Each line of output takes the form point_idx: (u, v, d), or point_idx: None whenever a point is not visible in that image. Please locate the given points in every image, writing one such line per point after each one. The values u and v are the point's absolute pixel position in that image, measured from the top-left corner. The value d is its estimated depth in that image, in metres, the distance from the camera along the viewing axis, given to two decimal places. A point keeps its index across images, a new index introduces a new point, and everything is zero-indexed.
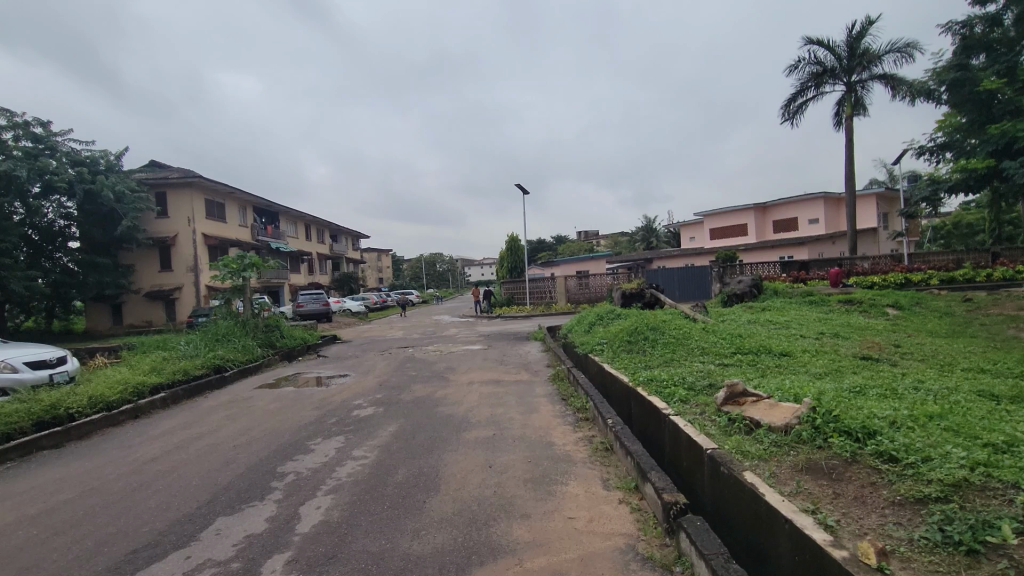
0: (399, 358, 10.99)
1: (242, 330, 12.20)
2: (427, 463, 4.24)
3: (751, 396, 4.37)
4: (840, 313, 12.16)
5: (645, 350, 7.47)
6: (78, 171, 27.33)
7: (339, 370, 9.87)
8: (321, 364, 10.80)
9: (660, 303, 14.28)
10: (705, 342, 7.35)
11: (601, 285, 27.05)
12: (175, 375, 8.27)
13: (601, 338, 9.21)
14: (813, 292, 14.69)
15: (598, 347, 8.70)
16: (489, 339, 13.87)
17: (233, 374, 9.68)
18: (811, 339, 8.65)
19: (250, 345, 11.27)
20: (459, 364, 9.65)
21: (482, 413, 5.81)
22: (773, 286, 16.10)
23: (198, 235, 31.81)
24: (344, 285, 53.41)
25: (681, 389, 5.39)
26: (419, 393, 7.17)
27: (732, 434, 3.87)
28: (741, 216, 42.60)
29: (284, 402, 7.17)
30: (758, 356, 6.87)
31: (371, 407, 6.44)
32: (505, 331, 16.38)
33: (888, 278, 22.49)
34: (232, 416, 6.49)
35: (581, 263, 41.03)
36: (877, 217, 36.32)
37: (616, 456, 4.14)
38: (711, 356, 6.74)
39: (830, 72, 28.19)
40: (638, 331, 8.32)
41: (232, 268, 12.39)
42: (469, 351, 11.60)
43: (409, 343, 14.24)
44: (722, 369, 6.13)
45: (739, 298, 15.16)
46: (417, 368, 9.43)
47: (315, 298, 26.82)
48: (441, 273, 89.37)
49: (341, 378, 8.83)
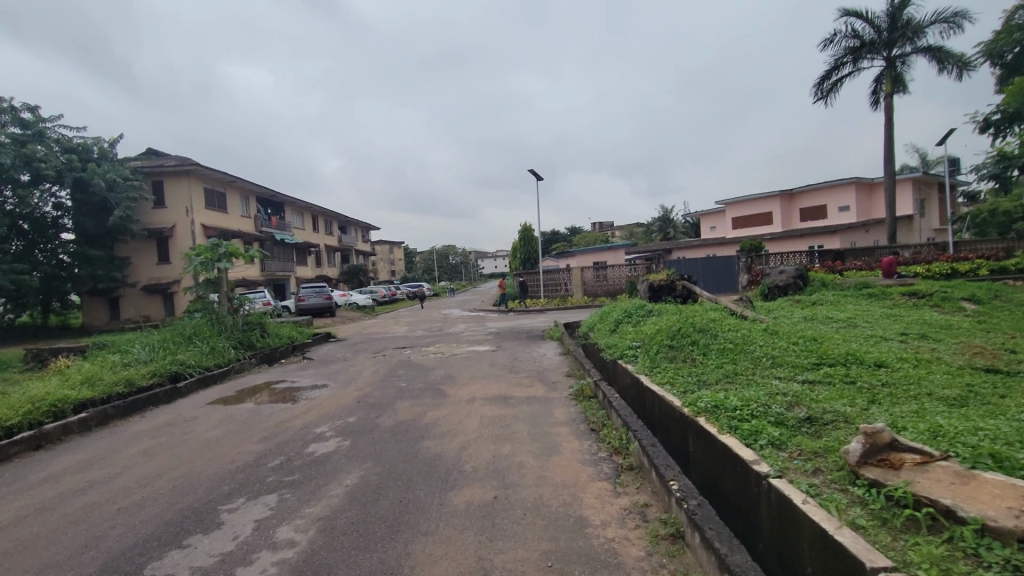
0: (393, 362, 9.40)
1: (216, 329, 10.68)
2: (380, 564, 2.60)
3: (909, 453, 2.68)
4: (908, 308, 10.34)
5: (694, 361, 5.79)
6: (68, 159, 26.34)
7: (318, 378, 8.26)
8: (301, 369, 9.27)
9: (694, 296, 12.59)
10: (773, 349, 5.68)
11: (620, 276, 25.32)
12: (110, 390, 6.78)
13: (633, 340, 7.50)
14: (867, 284, 12.85)
15: (631, 354, 7.00)
16: (498, 338, 12.23)
17: (191, 383, 8.17)
18: (899, 343, 6.89)
19: (220, 347, 9.76)
20: (462, 372, 8.02)
21: (480, 454, 4.14)
22: (820, 277, 14.28)
23: (197, 226, 30.46)
24: (353, 278, 52.04)
25: (766, 424, 3.71)
26: (404, 415, 5.55)
27: (909, 537, 2.19)
28: (765, 204, 40.49)
29: (230, 428, 5.58)
30: (849, 368, 5.16)
31: (334, 440, 4.80)
32: (517, 328, 14.78)
33: (933, 269, 20.49)
34: (154, 450, 4.93)
35: (597, 254, 39.33)
36: (912, 204, 34.10)
37: (694, 559, 2.48)
38: (788, 372, 5.03)
39: (868, 46, 26.22)
40: (682, 332, 6.64)
41: (205, 258, 10.97)
42: (475, 353, 9.98)
43: (409, 342, 12.66)
44: (812, 392, 4.42)
45: (781, 291, 13.40)
46: (410, 377, 7.83)
47: (316, 291, 25.43)
48: (453, 265, 87.77)
49: (316, 391, 7.21)
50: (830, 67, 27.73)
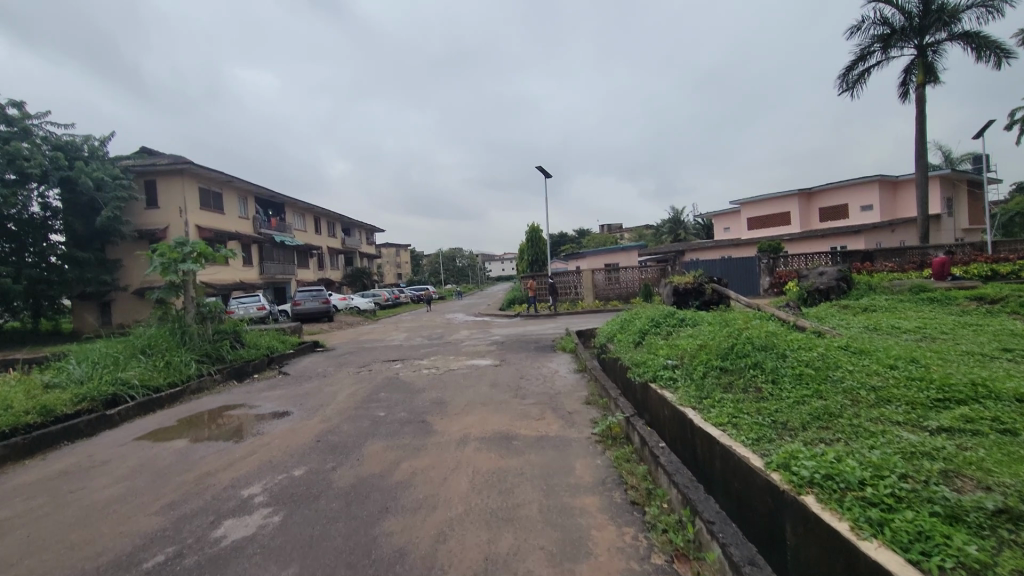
0: (377, 380, 7.94)
1: (179, 341, 9.30)
2: None
3: None
4: (983, 315, 8.82)
5: (761, 391, 4.36)
6: (55, 157, 25.19)
7: (284, 402, 6.80)
8: (268, 389, 7.83)
9: (725, 300, 11.07)
10: (870, 378, 4.18)
11: (633, 280, 23.80)
12: (13, 422, 5.36)
13: (668, 359, 6.04)
14: (923, 287, 11.29)
15: (668, 377, 5.54)
16: (504, 349, 10.77)
17: (133, 407, 6.78)
18: (1015, 363, 5.34)
19: (179, 362, 8.37)
20: (454, 395, 6.54)
21: (468, 554, 2.66)
22: (864, 280, 12.71)
23: (191, 227, 29.29)
24: (356, 281, 50.77)
25: (938, 522, 2.23)
26: (372, 466, 4.09)
27: None
28: (783, 203, 38.81)
29: (140, 481, 4.13)
30: (994, 406, 3.64)
31: (259, 513, 3.34)
32: (526, 335, 13.34)
33: (972, 270, 18.83)
34: (14, 521, 3.50)
35: (609, 256, 37.86)
36: (940, 202, 32.39)
37: None
38: (909, 414, 3.53)
39: (899, 33, 24.73)
40: (735, 349, 5.16)
41: (167, 258, 9.52)
42: (473, 368, 8.50)
43: (401, 354, 11.19)
44: (970, 452, 2.91)
45: (822, 295, 11.86)
46: (393, 401, 6.37)
47: (314, 295, 24.18)
48: (460, 268, 86.23)
49: (274, 423, 5.77)
50: (856, 57, 26.29)
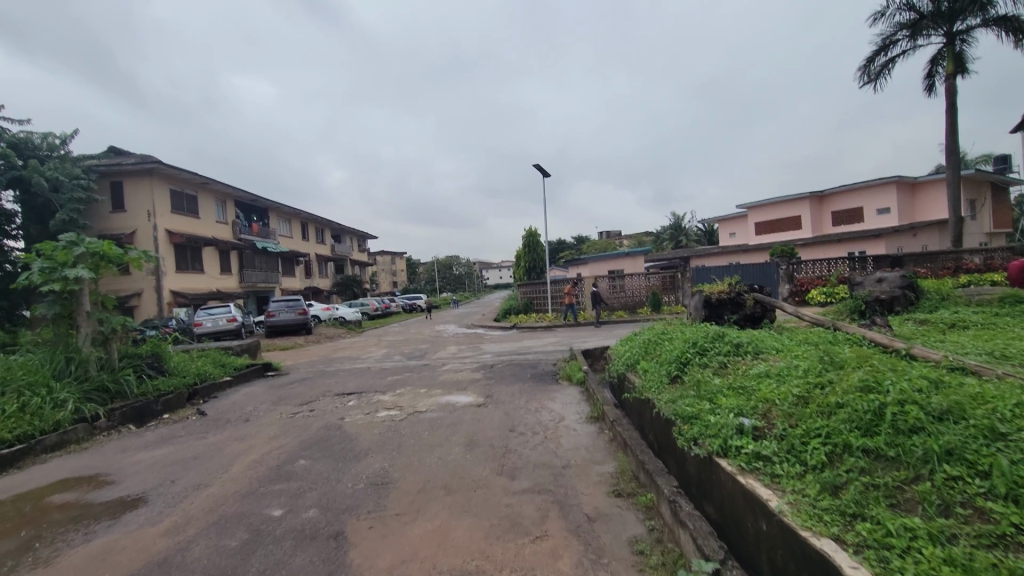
0: (311, 432, 5.63)
1: (61, 371, 7.00)
2: None
3: None
4: None
5: (998, 524, 2.10)
6: (6, 156, 22.87)
7: (154, 474, 4.49)
8: (155, 445, 5.52)
9: (770, 314, 8.79)
10: None
11: (639, 288, 21.58)
12: None
13: (743, 415, 3.75)
14: (1015, 298, 9.07)
15: (754, 453, 3.27)
16: (495, 377, 8.46)
17: None
18: None
19: (44, 405, 6.07)
20: (411, 467, 4.26)
21: None
22: (931, 288, 10.47)
23: (161, 232, 27.01)
24: (347, 290, 48.59)
25: None
26: None
27: None
28: (794, 206, 36.69)
29: None
30: None
31: None
32: (523, 356, 11.08)
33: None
34: None
35: (613, 263, 35.69)
36: (964, 204, 30.22)
37: None
38: None
39: (928, 19, 22.72)
40: (892, 412, 2.85)
41: (52, 262, 7.15)
42: (448, 411, 6.20)
43: (364, 382, 8.90)
44: None
45: (886, 306, 9.59)
46: (303, 482, 4.04)
47: (289, 306, 21.90)
48: (458, 275, 83.64)
49: (96, 525, 3.47)
50: (878, 48, 24.35)
